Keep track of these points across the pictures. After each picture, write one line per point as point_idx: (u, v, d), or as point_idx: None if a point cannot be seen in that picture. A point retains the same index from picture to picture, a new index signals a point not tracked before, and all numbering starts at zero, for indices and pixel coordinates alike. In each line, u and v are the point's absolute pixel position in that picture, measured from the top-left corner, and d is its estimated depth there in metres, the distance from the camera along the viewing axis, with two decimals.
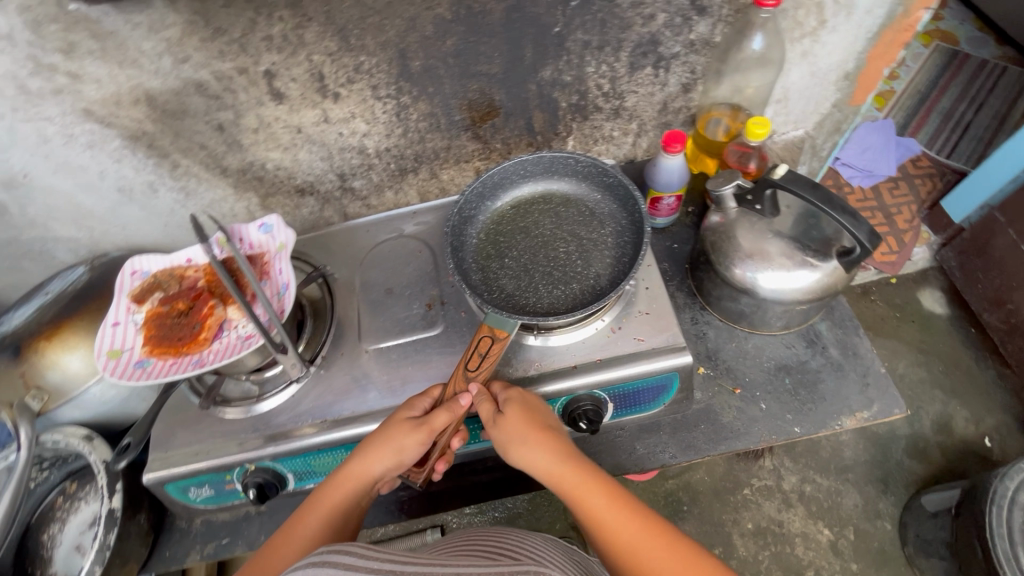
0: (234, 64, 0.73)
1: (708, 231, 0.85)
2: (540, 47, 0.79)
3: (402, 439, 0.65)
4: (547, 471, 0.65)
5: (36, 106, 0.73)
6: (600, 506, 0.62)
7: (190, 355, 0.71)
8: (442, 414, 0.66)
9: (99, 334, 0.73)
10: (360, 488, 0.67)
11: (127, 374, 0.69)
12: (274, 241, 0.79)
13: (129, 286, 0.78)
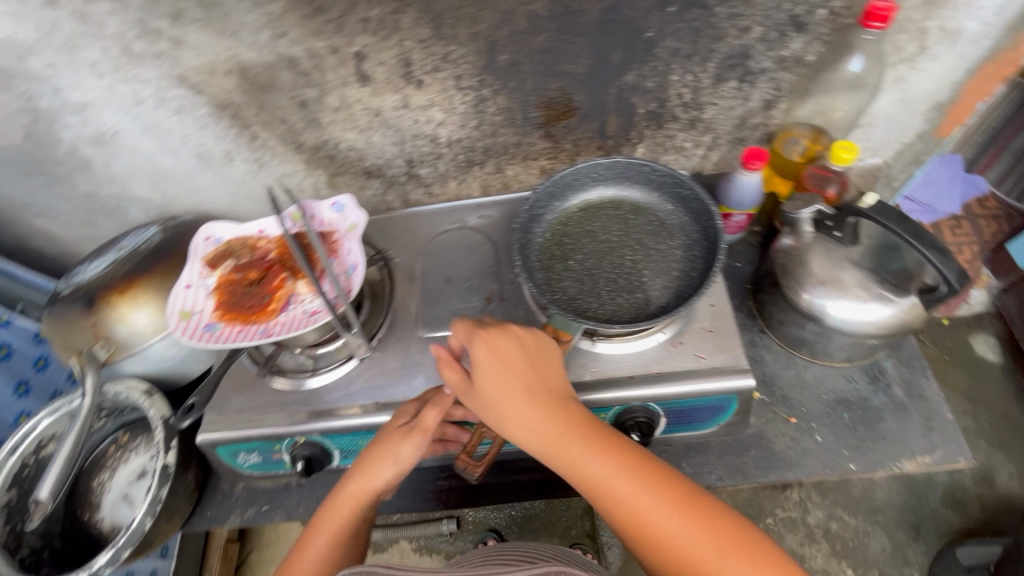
0: (328, 43, 0.74)
1: (778, 253, 0.83)
2: (628, 51, 0.78)
3: (398, 446, 0.66)
4: (538, 439, 0.61)
5: (136, 68, 0.75)
6: (599, 471, 0.58)
7: (256, 324, 0.72)
8: (430, 411, 0.66)
9: (172, 295, 0.75)
10: (364, 499, 0.67)
11: (196, 336, 0.71)
12: (345, 221, 0.80)
13: (202, 251, 0.80)
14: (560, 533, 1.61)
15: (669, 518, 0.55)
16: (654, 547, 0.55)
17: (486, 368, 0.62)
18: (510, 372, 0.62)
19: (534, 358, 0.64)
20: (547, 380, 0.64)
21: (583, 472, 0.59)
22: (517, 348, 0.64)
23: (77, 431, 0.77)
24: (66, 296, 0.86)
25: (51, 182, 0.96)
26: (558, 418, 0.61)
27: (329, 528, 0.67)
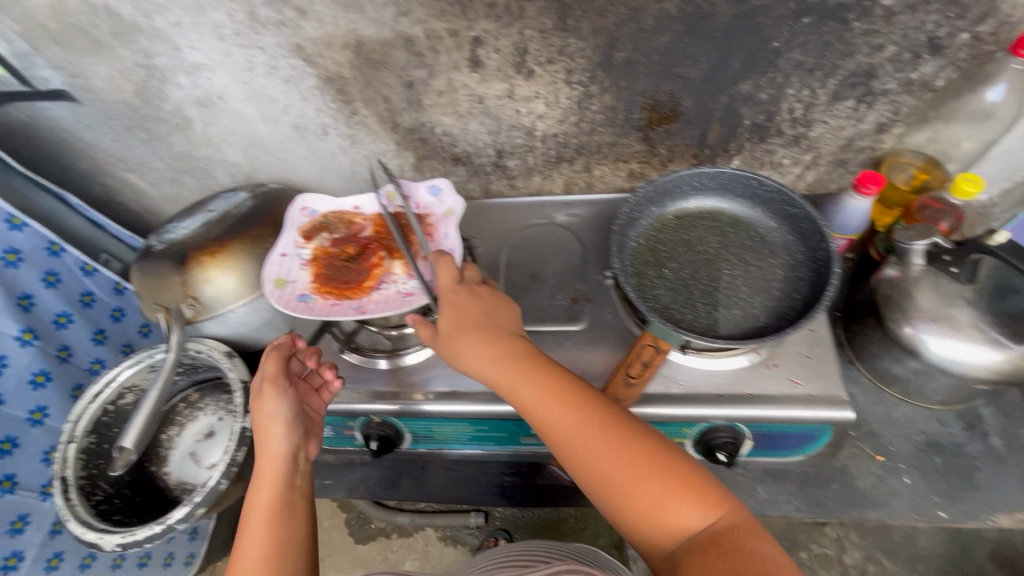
0: (449, 25, 0.73)
1: (881, 283, 0.80)
2: (750, 60, 0.76)
3: (267, 399, 0.65)
4: (489, 376, 0.62)
5: (257, 34, 0.76)
6: (535, 404, 0.59)
7: (350, 300, 0.72)
8: (271, 359, 0.69)
9: (267, 260, 0.75)
10: (284, 464, 0.62)
11: (291, 305, 0.70)
12: (442, 206, 0.79)
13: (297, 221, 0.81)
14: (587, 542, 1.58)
15: (599, 448, 0.55)
16: (588, 477, 0.55)
17: (446, 311, 0.65)
18: (467, 313, 0.65)
19: (491, 304, 0.67)
20: (503, 323, 0.65)
21: (524, 406, 0.60)
22: (474, 294, 0.67)
23: (162, 384, 0.78)
24: (159, 252, 0.87)
25: (149, 138, 0.97)
26: (507, 355, 0.62)
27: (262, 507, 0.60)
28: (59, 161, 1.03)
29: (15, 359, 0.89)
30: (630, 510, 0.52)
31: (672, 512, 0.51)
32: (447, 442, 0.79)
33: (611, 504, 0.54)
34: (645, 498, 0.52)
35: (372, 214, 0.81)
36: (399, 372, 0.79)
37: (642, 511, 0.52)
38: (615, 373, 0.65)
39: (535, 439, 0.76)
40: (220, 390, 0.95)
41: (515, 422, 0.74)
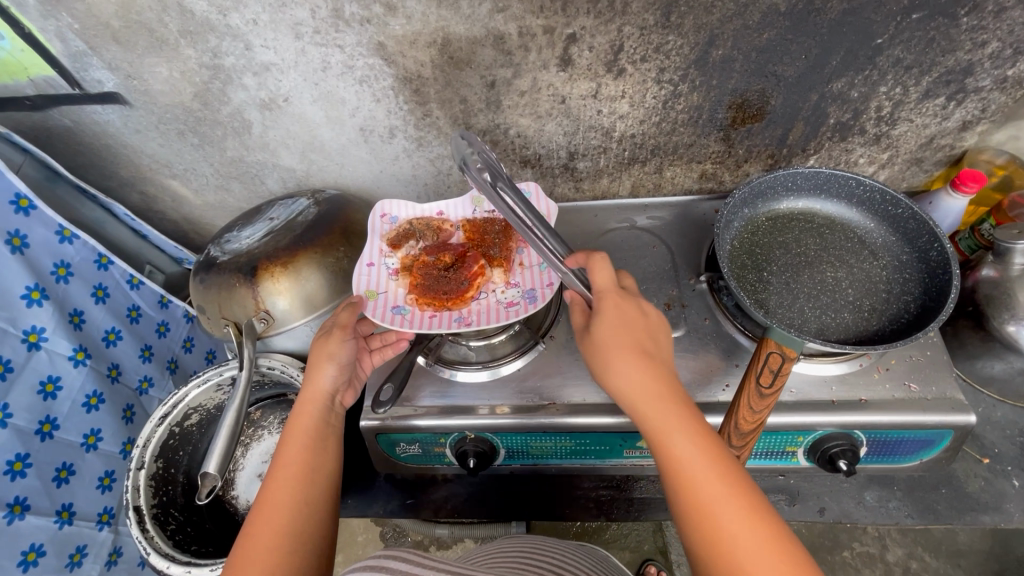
0: (545, 22, 0.70)
1: (978, 283, 0.78)
2: (850, 57, 0.74)
3: (327, 344, 0.68)
4: (630, 386, 0.54)
5: (339, 32, 0.72)
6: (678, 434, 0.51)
7: (447, 311, 0.74)
8: (346, 311, 0.71)
9: (356, 271, 0.79)
10: (321, 403, 0.67)
11: (386, 317, 0.74)
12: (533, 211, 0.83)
13: (381, 230, 0.84)
14: (632, 548, 1.52)
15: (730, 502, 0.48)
16: (700, 521, 0.48)
17: (605, 314, 0.58)
18: (627, 327, 0.58)
19: (654, 324, 0.60)
20: (660, 345, 0.59)
21: (661, 425, 0.52)
22: (641, 309, 0.60)
23: (238, 403, 0.72)
24: (227, 264, 0.82)
25: (201, 143, 0.92)
26: (660, 375, 0.55)
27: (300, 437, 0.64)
28: (100, 168, 0.98)
29: (69, 380, 0.89)
30: (726, 574, 0.45)
31: None
32: (544, 457, 0.75)
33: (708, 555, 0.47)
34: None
35: (457, 223, 0.86)
36: (495, 386, 0.75)
37: None
38: (745, 384, 0.61)
39: (640, 452, 0.73)
40: (285, 407, 0.92)
41: (622, 435, 0.71)
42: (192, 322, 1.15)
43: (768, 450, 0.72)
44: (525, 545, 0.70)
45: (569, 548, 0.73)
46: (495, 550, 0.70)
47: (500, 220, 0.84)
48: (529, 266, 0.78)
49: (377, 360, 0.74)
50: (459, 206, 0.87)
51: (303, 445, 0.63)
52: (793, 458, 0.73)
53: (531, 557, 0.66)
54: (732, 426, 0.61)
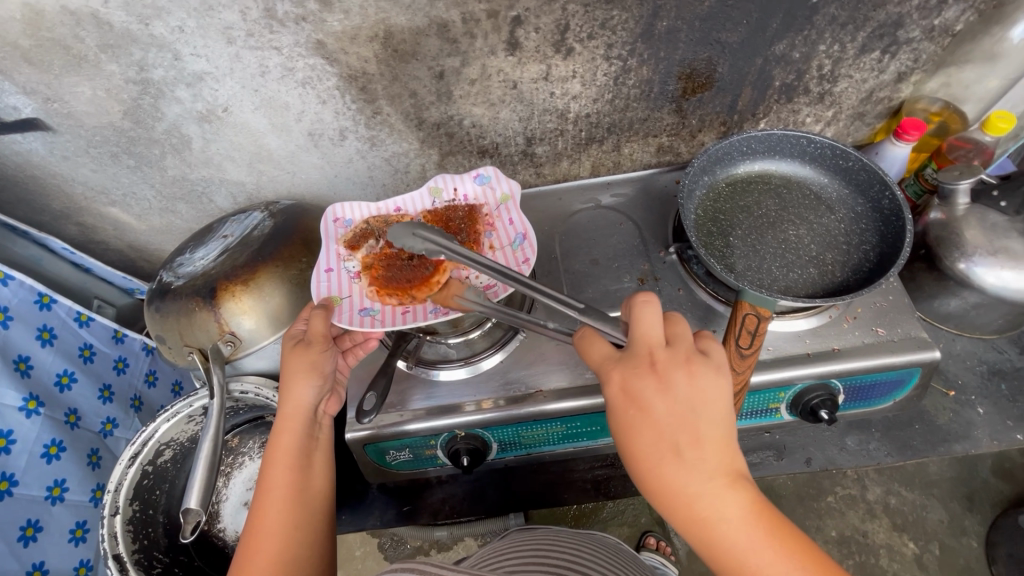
0: (488, 6, 0.69)
1: (929, 227, 0.81)
2: (789, 18, 0.76)
3: (307, 355, 0.66)
4: (668, 493, 0.50)
5: (274, 33, 0.69)
6: (729, 538, 0.48)
7: (418, 303, 0.73)
8: (318, 318, 0.67)
9: (315, 278, 0.76)
10: (305, 417, 0.66)
11: (352, 319, 0.71)
12: (495, 193, 0.83)
13: (337, 233, 0.82)
14: (630, 523, 1.56)
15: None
16: None
17: (616, 402, 0.53)
18: (646, 410, 0.51)
19: (693, 398, 0.51)
20: (702, 422, 0.50)
21: (703, 525, 0.49)
22: (669, 381, 0.51)
23: (213, 432, 0.70)
24: (182, 289, 0.78)
25: (138, 165, 0.87)
26: (703, 474, 0.49)
27: (286, 458, 0.64)
28: (29, 202, 0.91)
29: (22, 432, 0.84)
30: None
31: None
32: (536, 445, 0.75)
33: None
34: None
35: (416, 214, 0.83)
36: (481, 380, 0.74)
37: None
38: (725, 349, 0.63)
39: None
40: (264, 429, 0.89)
41: None
42: (152, 354, 1.09)
43: (753, 409, 0.74)
44: (541, 539, 0.72)
45: (583, 541, 0.75)
46: (511, 544, 0.71)
47: (462, 207, 0.82)
48: (499, 248, 0.77)
49: (352, 361, 0.74)
50: (416, 199, 0.84)
51: (290, 465, 0.64)
52: (777, 414, 0.75)
53: (552, 554, 0.67)
54: None
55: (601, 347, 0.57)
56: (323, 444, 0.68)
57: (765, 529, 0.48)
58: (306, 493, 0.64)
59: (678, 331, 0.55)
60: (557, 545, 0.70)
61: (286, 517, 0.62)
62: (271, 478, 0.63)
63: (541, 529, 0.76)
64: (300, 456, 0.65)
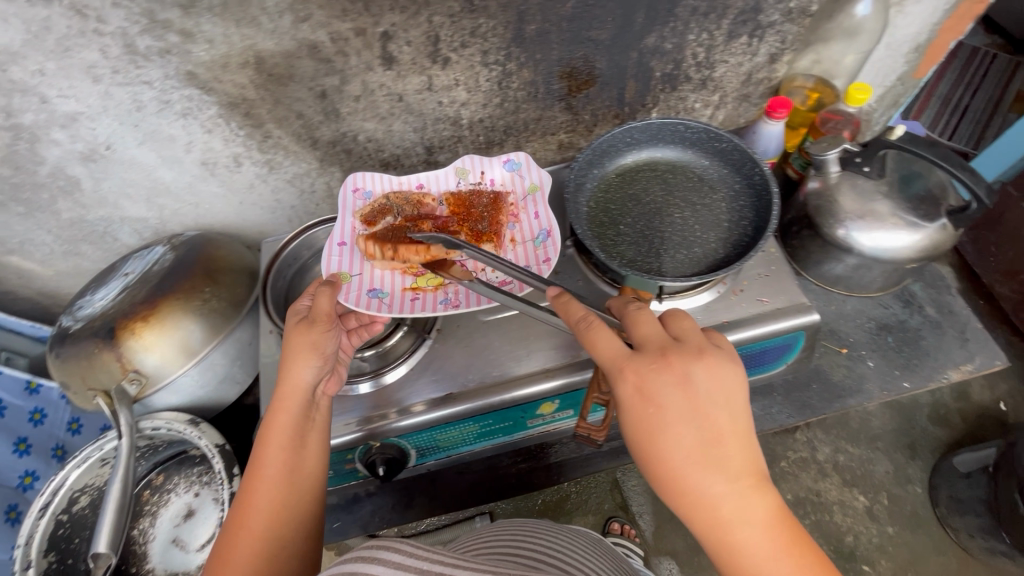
0: (354, 24, 0.70)
1: (808, 197, 0.86)
2: (652, 13, 0.79)
3: (311, 334, 0.64)
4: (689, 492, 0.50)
5: (140, 68, 0.69)
6: (747, 544, 0.48)
7: (429, 291, 0.74)
8: (324, 295, 0.66)
9: (327, 250, 0.76)
10: (302, 398, 0.64)
11: (359, 300, 0.72)
12: (524, 182, 0.83)
13: (355, 206, 0.81)
14: (593, 511, 1.54)
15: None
16: None
17: (629, 401, 0.53)
18: (663, 405, 0.51)
19: (712, 393, 0.52)
20: (720, 421, 0.51)
21: (720, 528, 0.49)
22: (688, 375, 0.52)
23: (122, 472, 0.71)
24: (78, 332, 0.78)
25: (29, 212, 0.86)
26: (724, 474, 0.49)
27: (279, 439, 0.61)
28: None
29: None
30: None
31: None
32: (454, 447, 0.76)
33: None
34: None
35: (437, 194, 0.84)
36: (399, 383, 0.74)
37: None
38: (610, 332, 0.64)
39: (542, 418, 0.76)
40: (189, 464, 0.88)
41: (521, 407, 0.73)
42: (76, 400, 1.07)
43: None
44: (510, 529, 0.74)
45: (555, 529, 0.77)
46: (484, 538, 0.73)
47: (487, 192, 0.83)
48: (521, 243, 0.78)
49: (355, 341, 0.72)
50: (440, 178, 0.84)
51: (284, 443, 0.61)
52: None
53: (521, 540, 0.69)
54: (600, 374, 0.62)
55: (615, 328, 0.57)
56: (320, 427, 0.65)
57: (785, 538, 0.48)
58: (298, 475, 0.61)
59: (686, 327, 0.57)
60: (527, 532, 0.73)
61: (274, 501, 0.60)
62: (264, 456, 0.61)
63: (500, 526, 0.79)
64: (293, 436, 0.62)
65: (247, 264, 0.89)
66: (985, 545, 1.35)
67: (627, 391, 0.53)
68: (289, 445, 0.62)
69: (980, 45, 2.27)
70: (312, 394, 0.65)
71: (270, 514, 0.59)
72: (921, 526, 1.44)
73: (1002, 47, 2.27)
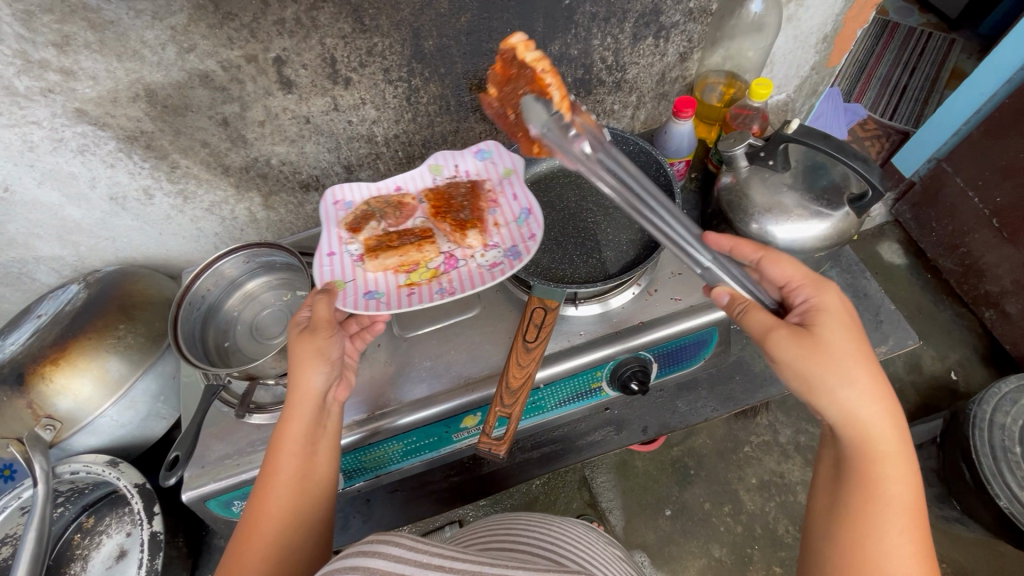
0: (243, 52, 0.69)
1: (721, 192, 0.87)
2: (551, 21, 0.80)
3: (314, 341, 0.63)
4: (858, 412, 0.54)
5: (25, 107, 0.68)
6: (889, 473, 0.53)
7: (425, 285, 0.74)
8: (321, 303, 0.65)
9: (317, 262, 0.75)
10: (314, 403, 0.63)
11: (357, 304, 0.71)
12: (496, 168, 0.84)
13: (337, 216, 0.80)
14: (563, 511, 1.52)
15: (905, 556, 0.49)
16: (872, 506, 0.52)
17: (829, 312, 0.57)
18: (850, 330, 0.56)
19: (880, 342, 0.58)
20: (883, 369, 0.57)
21: (875, 447, 0.53)
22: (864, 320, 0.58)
23: (37, 522, 0.72)
24: None
25: None
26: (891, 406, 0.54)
27: (293, 443, 0.61)
28: None
29: None
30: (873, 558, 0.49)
31: None
32: (381, 466, 0.76)
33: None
34: None
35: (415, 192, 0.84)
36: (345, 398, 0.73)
37: None
38: (514, 343, 0.69)
39: (467, 432, 0.76)
40: (119, 506, 0.95)
41: (443, 423, 0.73)
42: None
43: (577, 393, 0.77)
44: (500, 526, 0.73)
45: (552, 521, 0.75)
46: (478, 536, 0.72)
47: (463, 183, 0.83)
48: (504, 225, 0.78)
49: (360, 346, 0.73)
50: (417, 178, 0.84)
51: (297, 448, 0.61)
52: (602, 392, 0.79)
53: (509, 537, 0.69)
54: (503, 386, 0.66)
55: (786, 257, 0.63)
56: (331, 433, 0.65)
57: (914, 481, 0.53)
58: (307, 481, 0.61)
59: None
60: (514, 526, 0.72)
61: (290, 502, 0.59)
62: (276, 460, 0.60)
63: (472, 529, 0.79)
64: (306, 441, 0.62)
65: (167, 296, 0.89)
66: (940, 513, 1.36)
67: (824, 308, 0.58)
68: (300, 452, 0.61)
69: (915, 25, 2.33)
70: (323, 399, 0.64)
71: (281, 518, 0.58)
72: None
73: (936, 26, 2.32)
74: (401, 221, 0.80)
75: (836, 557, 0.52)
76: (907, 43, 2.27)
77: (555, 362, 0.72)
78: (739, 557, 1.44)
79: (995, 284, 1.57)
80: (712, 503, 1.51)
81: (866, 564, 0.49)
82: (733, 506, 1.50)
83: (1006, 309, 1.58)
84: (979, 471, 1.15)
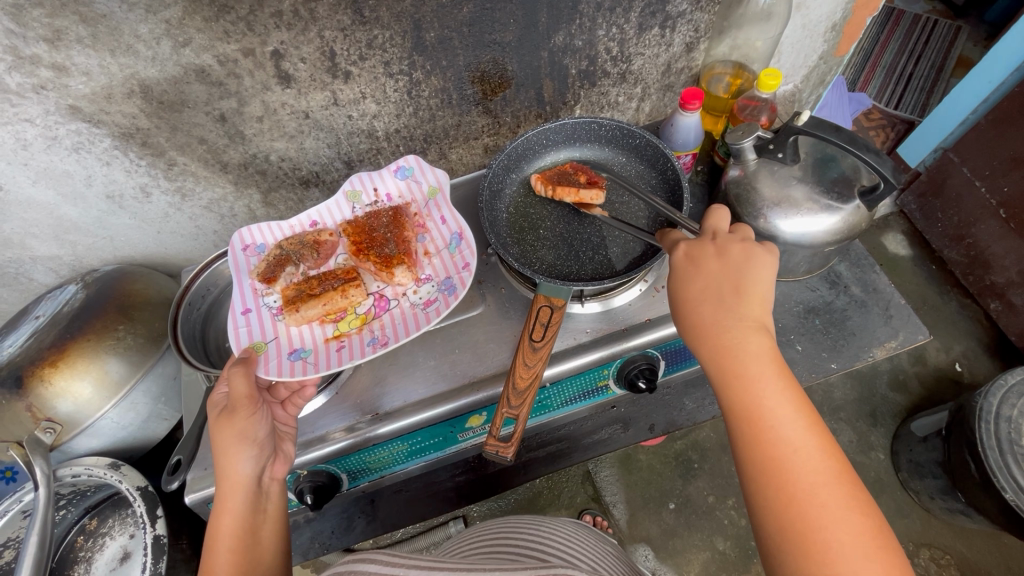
0: (240, 45, 0.67)
1: (729, 185, 0.86)
2: (555, 11, 0.78)
3: (235, 424, 0.62)
4: (715, 342, 0.55)
5: (17, 105, 0.66)
6: (760, 395, 0.51)
7: (354, 334, 0.73)
8: (238, 377, 0.63)
9: (232, 322, 0.72)
10: (246, 489, 0.62)
11: (282, 368, 0.68)
12: (421, 187, 0.84)
13: (249, 264, 0.77)
14: (567, 505, 1.53)
15: (794, 451, 0.49)
16: (748, 423, 0.51)
17: (680, 266, 0.60)
18: (702, 271, 0.58)
19: (738, 261, 0.58)
20: (746, 281, 0.56)
21: (733, 365, 0.53)
22: (719, 252, 0.59)
23: (38, 527, 0.72)
24: None
25: None
26: (739, 319, 0.55)
27: (227, 540, 0.60)
28: None
29: None
30: (762, 464, 0.49)
31: (809, 500, 0.46)
32: (384, 468, 0.75)
33: (771, 521, 0.48)
34: (798, 477, 0.48)
35: (331, 228, 0.82)
36: (337, 403, 0.72)
37: (791, 486, 0.47)
38: (521, 343, 0.67)
39: (472, 432, 0.76)
40: (122, 508, 0.97)
41: (448, 422, 0.71)
42: None
43: (584, 392, 0.76)
44: (491, 533, 0.72)
45: (541, 519, 0.75)
46: (468, 545, 0.71)
47: (386, 212, 0.82)
48: (436, 253, 0.78)
49: (292, 411, 0.69)
50: (334, 210, 0.83)
51: (235, 544, 0.60)
52: (609, 390, 0.78)
53: (498, 543, 0.67)
54: (510, 388, 0.65)
55: (673, 231, 0.65)
56: (272, 516, 0.64)
57: (794, 394, 0.52)
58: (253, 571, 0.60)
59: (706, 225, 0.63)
60: (507, 530, 0.71)
61: None
62: (213, 558, 0.59)
63: (474, 529, 0.78)
64: (243, 530, 0.61)
65: (166, 296, 0.90)
66: (944, 505, 1.35)
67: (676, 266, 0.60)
68: (240, 547, 0.60)
69: (921, 12, 2.30)
70: (258, 482, 0.63)
71: None
72: (884, 490, 1.48)
73: (942, 13, 2.29)
74: (320, 262, 0.80)
75: (747, 481, 0.50)
76: (913, 29, 2.24)
77: (564, 360, 0.71)
78: (743, 550, 1.43)
79: (1001, 275, 1.56)
80: (715, 496, 1.51)
81: (767, 474, 0.49)
82: (736, 499, 1.49)
83: (1011, 300, 1.56)
84: (984, 462, 1.14)
